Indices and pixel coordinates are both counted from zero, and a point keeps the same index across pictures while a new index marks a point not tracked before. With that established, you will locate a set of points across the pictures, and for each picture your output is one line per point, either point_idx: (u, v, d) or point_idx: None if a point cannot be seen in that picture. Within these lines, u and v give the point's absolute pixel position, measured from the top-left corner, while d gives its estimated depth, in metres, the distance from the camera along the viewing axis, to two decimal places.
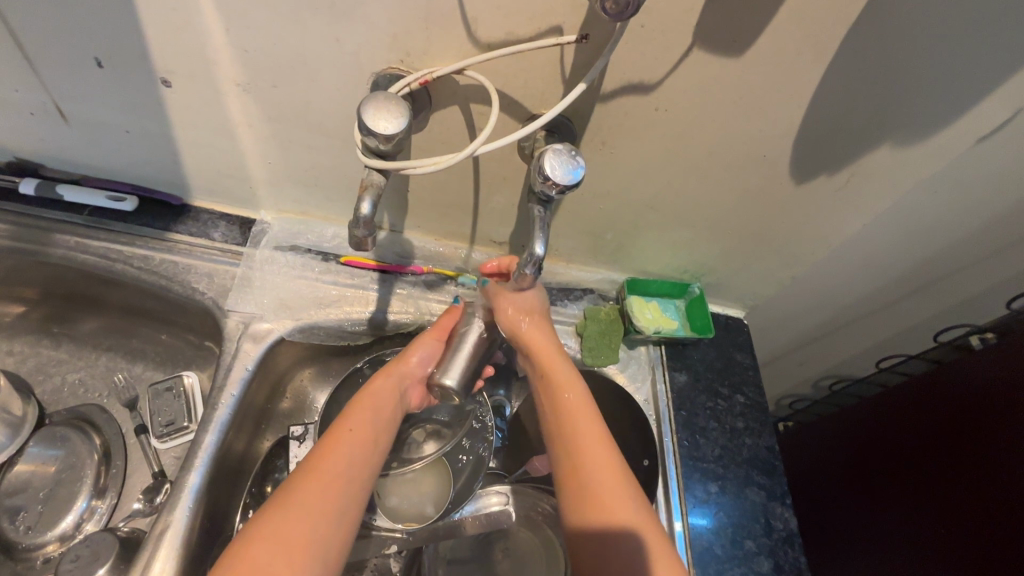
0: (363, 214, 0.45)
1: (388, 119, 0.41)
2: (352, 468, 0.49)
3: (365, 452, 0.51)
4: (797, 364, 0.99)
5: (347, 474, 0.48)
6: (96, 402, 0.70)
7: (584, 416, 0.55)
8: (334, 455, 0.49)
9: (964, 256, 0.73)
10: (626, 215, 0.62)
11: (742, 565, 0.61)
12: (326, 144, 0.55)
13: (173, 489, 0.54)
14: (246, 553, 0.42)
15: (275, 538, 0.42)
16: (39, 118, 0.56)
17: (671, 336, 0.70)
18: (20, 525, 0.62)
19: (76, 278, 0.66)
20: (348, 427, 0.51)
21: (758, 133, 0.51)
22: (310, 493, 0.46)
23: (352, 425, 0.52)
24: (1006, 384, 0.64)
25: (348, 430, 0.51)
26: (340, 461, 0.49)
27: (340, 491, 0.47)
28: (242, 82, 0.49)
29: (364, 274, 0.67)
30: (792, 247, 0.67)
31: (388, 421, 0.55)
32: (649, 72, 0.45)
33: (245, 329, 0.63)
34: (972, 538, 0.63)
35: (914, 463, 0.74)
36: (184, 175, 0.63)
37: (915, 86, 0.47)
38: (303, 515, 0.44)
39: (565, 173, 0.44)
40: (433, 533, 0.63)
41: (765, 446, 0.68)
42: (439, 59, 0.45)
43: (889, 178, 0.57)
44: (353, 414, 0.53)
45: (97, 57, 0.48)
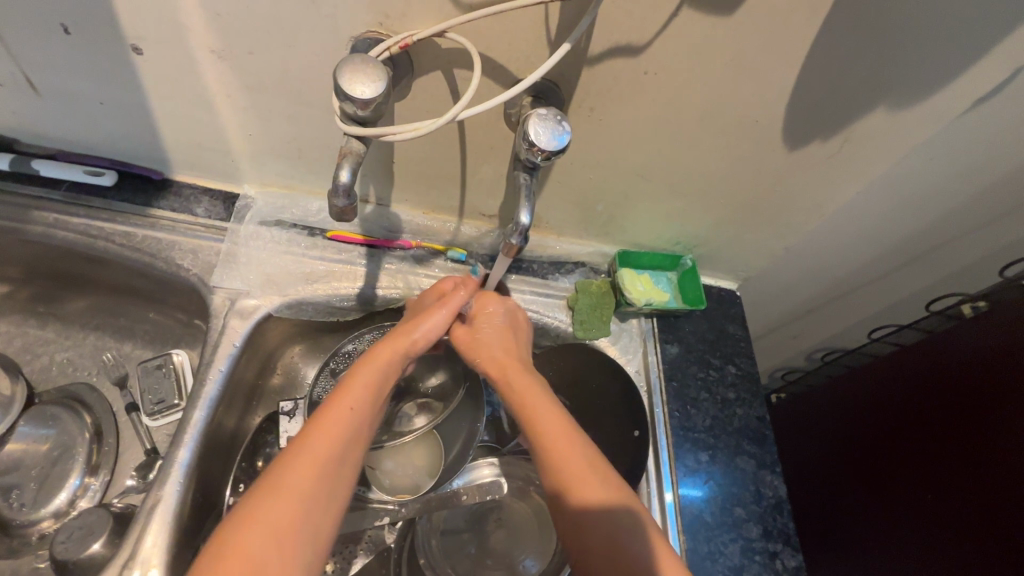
0: (342, 181, 0.43)
1: (365, 83, 0.40)
2: (343, 446, 0.45)
3: (367, 418, 0.48)
4: (791, 337, 0.99)
5: (341, 456, 0.44)
6: (86, 381, 0.70)
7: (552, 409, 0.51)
8: (339, 426, 0.45)
9: (959, 225, 0.72)
10: (616, 186, 0.61)
11: (731, 531, 0.61)
12: (307, 114, 0.54)
13: (163, 465, 0.54)
14: (239, 541, 0.38)
15: (262, 532, 0.39)
16: (9, 89, 0.54)
17: (663, 308, 0.70)
18: (14, 502, 0.62)
19: (59, 257, 0.65)
20: (349, 407, 0.47)
21: (751, 97, 0.50)
22: (301, 477, 0.42)
23: (353, 402, 0.47)
24: (997, 352, 0.64)
25: (348, 411, 0.46)
26: (336, 442, 0.44)
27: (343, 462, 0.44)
28: (216, 49, 0.47)
29: (352, 249, 0.67)
30: (785, 217, 0.67)
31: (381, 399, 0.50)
32: (637, 32, 0.44)
33: (231, 306, 0.62)
34: (958, 503, 0.64)
35: (904, 431, 0.74)
36: (163, 149, 0.61)
37: (914, 44, 0.46)
38: (293, 502, 0.40)
39: (550, 139, 0.43)
40: (426, 505, 0.61)
41: (755, 415, 0.68)
42: (419, 22, 0.44)
43: (884, 142, 0.56)
44: (355, 390, 0.48)
45: (63, 23, 0.46)
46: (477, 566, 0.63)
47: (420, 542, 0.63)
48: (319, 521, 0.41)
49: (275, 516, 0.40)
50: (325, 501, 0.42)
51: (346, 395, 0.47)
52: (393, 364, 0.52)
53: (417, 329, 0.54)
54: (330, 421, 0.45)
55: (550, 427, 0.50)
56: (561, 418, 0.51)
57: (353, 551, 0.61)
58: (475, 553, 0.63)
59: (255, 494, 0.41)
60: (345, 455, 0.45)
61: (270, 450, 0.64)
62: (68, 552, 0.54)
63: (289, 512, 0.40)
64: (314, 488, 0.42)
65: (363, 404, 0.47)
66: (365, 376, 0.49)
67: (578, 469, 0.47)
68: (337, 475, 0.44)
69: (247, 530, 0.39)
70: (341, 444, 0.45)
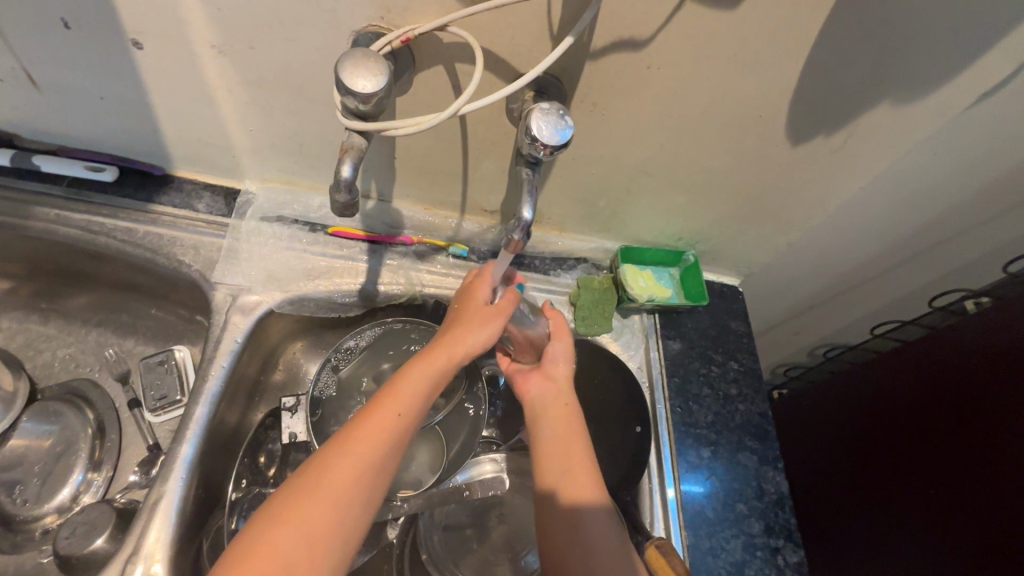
0: (344, 177, 0.43)
1: (367, 77, 0.40)
2: (383, 455, 0.45)
3: (410, 428, 0.47)
4: (793, 333, 0.99)
5: (379, 463, 0.45)
6: (88, 376, 0.70)
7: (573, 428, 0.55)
8: (383, 434, 0.45)
9: (963, 220, 0.72)
10: (619, 181, 0.61)
11: (733, 527, 0.61)
12: (309, 109, 0.53)
13: (166, 460, 0.54)
14: (272, 539, 0.40)
15: (295, 533, 0.40)
16: (8, 84, 0.53)
17: (665, 304, 0.69)
18: (17, 498, 0.62)
19: (61, 252, 0.65)
20: (394, 414, 0.46)
21: (755, 91, 0.49)
22: (337, 482, 0.42)
23: (402, 409, 0.47)
24: (1001, 349, 0.64)
25: (392, 419, 0.46)
26: (378, 450, 0.45)
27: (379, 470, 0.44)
28: (217, 43, 0.47)
29: (354, 245, 0.66)
30: (788, 212, 0.66)
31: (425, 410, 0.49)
32: (640, 25, 0.43)
33: (233, 302, 0.62)
34: (960, 500, 0.64)
35: (906, 428, 0.74)
36: (163, 145, 0.61)
37: (920, 37, 0.46)
38: (328, 507, 0.42)
39: (553, 134, 0.43)
40: (428, 500, 0.61)
41: (758, 411, 0.68)
42: (420, 16, 0.43)
43: (888, 137, 0.56)
44: (402, 400, 0.47)
45: (63, 18, 0.46)
46: (479, 561, 0.63)
47: (423, 538, 0.63)
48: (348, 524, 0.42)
49: (310, 518, 0.41)
50: (360, 505, 0.43)
51: (393, 401, 0.47)
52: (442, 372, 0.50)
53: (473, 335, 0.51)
54: (375, 427, 0.45)
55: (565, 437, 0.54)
56: (574, 433, 0.55)
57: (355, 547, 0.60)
58: (477, 549, 0.63)
59: (294, 495, 0.42)
60: (385, 463, 0.45)
61: (272, 446, 0.64)
62: (72, 547, 0.54)
63: (324, 518, 0.41)
64: (351, 493, 0.43)
65: (408, 412, 0.47)
66: (413, 383, 0.48)
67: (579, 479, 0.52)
68: (372, 482, 0.44)
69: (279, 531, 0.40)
70: (382, 452, 0.45)
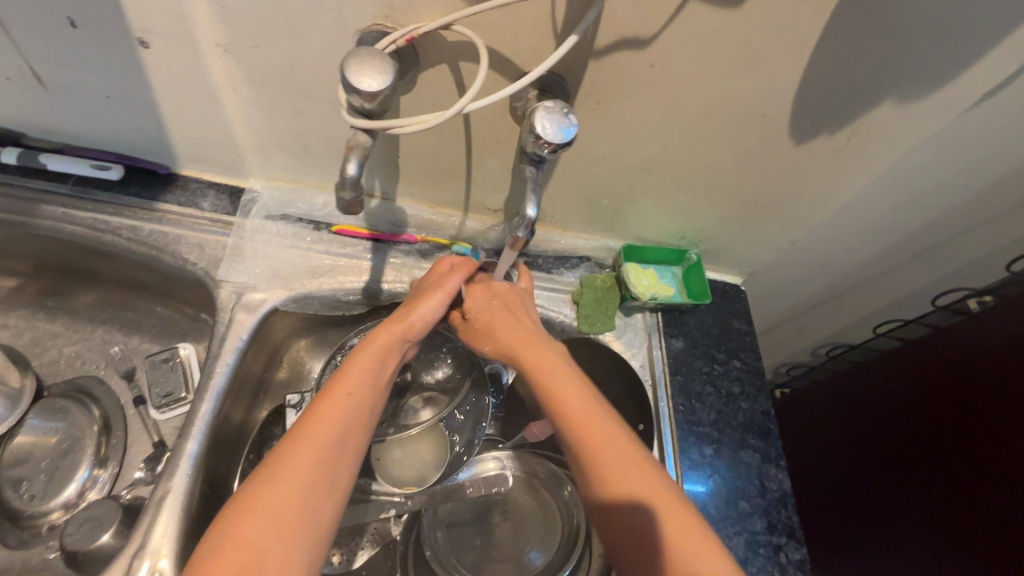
0: (349, 175, 0.43)
1: (372, 76, 0.40)
2: (342, 432, 0.45)
3: (369, 405, 0.48)
4: (796, 332, 0.99)
5: (341, 442, 0.45)
6: (94, 373, 0.70)
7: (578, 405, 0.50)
8: (338, 412, 0.46)
9: (967, 219, 0.71)
10: (622, 180, 0.61)
11: (736, 525, 0.62)
12: (314, 108, 0.54)
13: (171, 456, 0.54)
14: (241, 525, 0.39)
15: (265, 513, 0.40)
16: (16, 83, 0.54)
17: (668, 303, 0.70)
18: (23, 494, 0.63)
19: (67, 251, 0.65)
20: (347, 391, 0.47)
21: (757, 90, 0.49)
22: (299, 461, 0.42)
23: (351, 387, 0.48)
24: (1003, 347, 0.64)
25: (346, 398, 0.47)
26: (336, 428, 0.45)
27: (343, 449, 0.45)
28: (222, 42, 0.47)
29: (357, 244, 0.67)
30: (791, 211, 0.66)
31: (382, 387, 0.50)
32: (644, 24, 0.43)
33: (238, 300, 0.62)
34: (963, 499, 0.64)
35: (910, 428, 0.74)
36: (168, 143, 0.61)
37: (924, 36, 0.46)
38: (293, 485, 0.41)
39: (557, 132, 0.43)
40: (432, 497, 0.64)
41: (760, 410, 0.68)
42: (425, 15, 0.44)
43: (891, 136, 0.56)
44: (353, 379, 0.48)
45: (70, 17, 0.46)
46: (482, 558, 0.63)
47: (427, 536, 0.63)
48: (320, 504, 0.42)
49: (275, 499, 0.40)
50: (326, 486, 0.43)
51: (345, 381, 0.48)
52: (389, 350, 0.52)
53: (415, 313, 0.54)
54: (330, 406, 0.46)
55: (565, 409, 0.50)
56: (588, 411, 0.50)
57: (359, 543, 0.61)
58: (480, 546, 0.64)
59: (256, 481, 0.41)
60: (343, 442, 0.45)
61: (276, 442, 0.65)
62: (78, 543, 0.54)
63: (290, 499, 0.41)
64: (311, 473, 0.42)
65: (360, 390, 0.48)
66: (363, 363, 0.49)
67: (597, 453, 0.47)
68: (336, 460, 0.44)
69: (249, 516, 0.40)
70: (342, 429, 0.45)
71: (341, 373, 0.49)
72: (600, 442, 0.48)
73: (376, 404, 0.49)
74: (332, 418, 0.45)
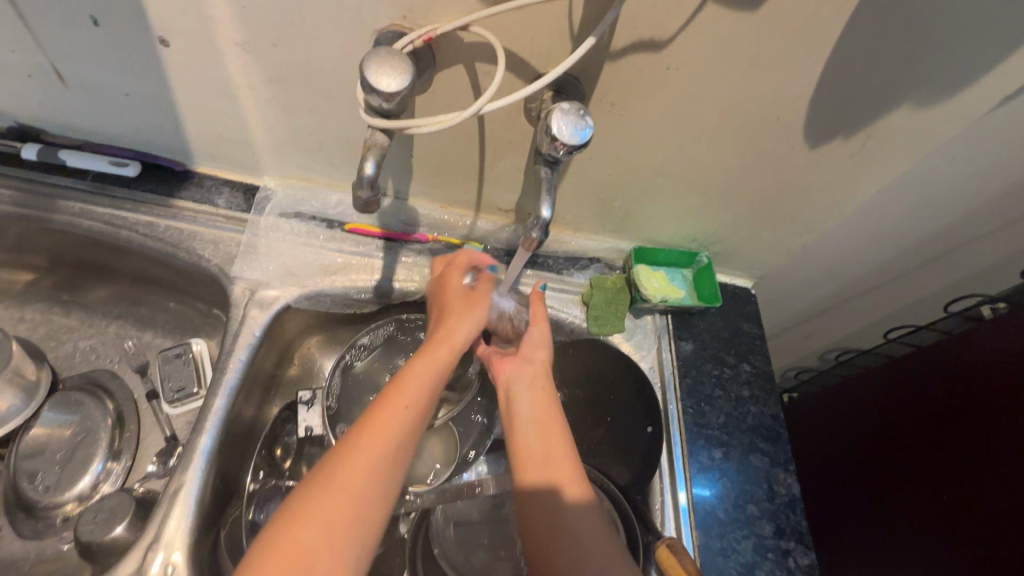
0: (366, 174, 0.44)
1: (391, 76, 0.40)
2: (395, 447, 0.45)
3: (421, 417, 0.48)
4: (805, 335, 0.99)
5: (394, 455, 0.45)
6: (108, 367, 0.71)
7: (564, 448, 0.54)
8: (394, 425, 0.46)
9: (981, 225, 0.71)
10: (634, 182, 0.61)
11: (744, 528, 0.61)
12: (329, 106, 0.54)
13: (185, 451, 0.55)
14: (296, 532, 0.40)
15: (322, 522, 0.41)
16: (37, 79, 0.55)
17: (678, 305, 0.70)
18: (39, 485, 0.63)
19: (84, 246, 0.66)
20: (404, 401, 0.47)
21: (773, 93, 0.49)
22: (357, 471, 0.43)
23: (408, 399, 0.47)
24: (1015, 354, 0.63)
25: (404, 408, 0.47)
26: (391, 438, 0.45)
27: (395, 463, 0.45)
28: (242, 41, 0.48)
29: (370, 242, 0.67)
30: (804, 214, 0.66)
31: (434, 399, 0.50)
32: (661, 26, 0.44)
33: (251, 296, 0.63)
34: (971, 507, 0.64)
35: (918, 434, 0.74)
36: (185, 141, 0.62)
37: (942, 40, 0.45)
38: (349, 496, 0.42)
39: (573, 134, 0.43)
40: (442, 496, 0.62)
41: (770, 414, 0.68)
42: (442, 15, 0.44)
43: (907, 141, 0.55)
44: (411, 388, 0.48)
45: (93, 15, 0.46)
46: (490, 557, 0.62)
47: (435, 535, 0.62)
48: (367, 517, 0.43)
49: (331, 509, 0.41)
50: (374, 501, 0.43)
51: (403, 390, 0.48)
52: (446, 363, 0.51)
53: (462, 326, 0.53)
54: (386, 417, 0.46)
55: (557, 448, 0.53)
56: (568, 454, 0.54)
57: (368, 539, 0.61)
58: (489, 544, 0.63)
59: (316, 486, 0.42)
60: (396, 454, 0.45)
61: (288, 439, 0.65)
62: (92, 534, 0.55)
63: (344, 509, 0.42)
64: (366, 485, 0.43)
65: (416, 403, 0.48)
66: (420, 375, 0.49)
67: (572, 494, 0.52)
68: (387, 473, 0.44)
69: (303, 523, 0.40)
70: (396, 441, 0.45)
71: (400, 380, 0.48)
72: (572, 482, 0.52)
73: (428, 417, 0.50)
74: (389, 429, 0.45)
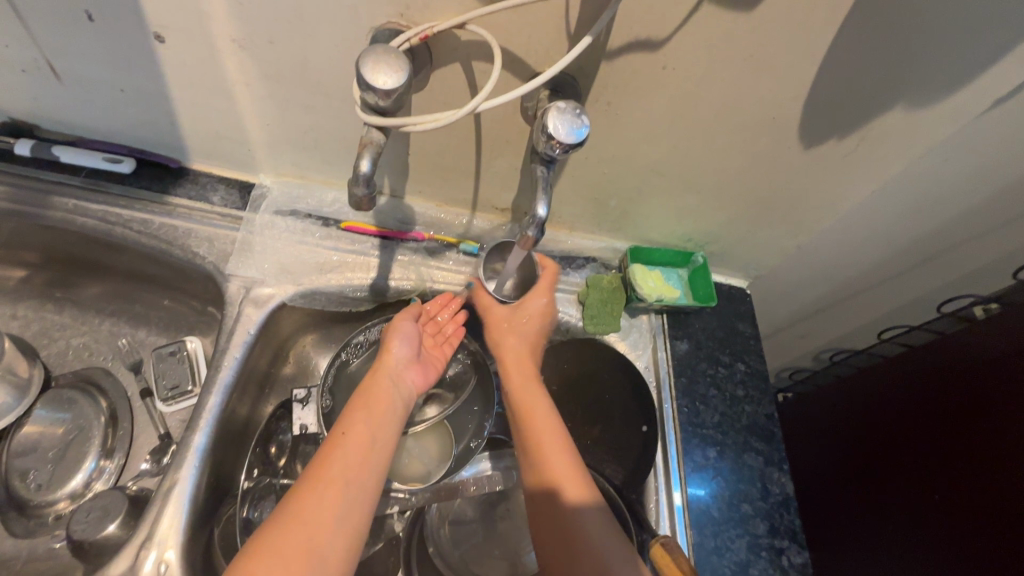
0: (362, 171, 0.44)
1: (388, 73, 0.40)
2: (345, 469, 0.47)
3: (369, 437, 0.51)
4: (799, 335, 0.99)
5: (346, 477, 0.47)
6: (101, 365, 0.71)
7: (542, 428, 0.55)
8: (339, 450, 0.49)
9: (974, 226, 0.71)
10: (630, 181, 0.61)
11: (738, 527, 0.62)
12: (325, 104, 0.54)
13: (179, 449, 0.54)
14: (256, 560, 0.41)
15: (280, 545, 0.42)
16: (31, 75, 0.54)
17: (673, 304, 0.70)
18: (30, 483, 0.63)
19: (77, 242, 0.66)
20: (343, 428, 0.51)
21: (768, 93, 0.50)
22: (304, 494, 0.45)
23: (346, 426, 0.51)
24: (1009, 353, 0.64)
25: (342, 434, 0.50)
26: (338, 461, 0.48)
27: (349, 482, 0.47)
28: (238, 38, 0.48)
29: (365, 240, 0.67)
30: (799, 215, 0.66)
31: (381, 419, 0.53)
32: (657, 26, 0.44)
33: (246, 294, 0.62)
34: (965, 506, 0.65)
35: (913, 433, 0.74)
36: (181, 138, 0.62)
37: (936, 41, 0.46)
38: (301, 518, 0.43)
39: (569, 132, 0.43)
40: (437, 495, 0.62)
41: (764, 413, 0.68)
42: (439, 14, 0.44)
43: (900, 142, 0.56)
44: (349, 418, 0.52)
45: (87, 10, 0.46)
46: (484, 554, 0.63)
47: (430, 533, 0.62)
48: (329, 538, 0.44)
49: (288, 542, 0.42)
50: (334, 527, 0.44)
51: (344, 421, 0.52)
52: (381, 388, 0.56)
53: (391, 353, 0.59)
54: (328, 445, 0.49)
55: (538, 446, 0.54)
56: (553, 436, 0.55)
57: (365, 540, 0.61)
58: (483, 542, 0.64)
59: (271, 518, 0.44)
60: (348, 473, 0.47)
61: (283, 437, 0.65)
62: (84, 533, 0.55)
63: (298, 532, 0.43)
64: (317, 505, 0.44)
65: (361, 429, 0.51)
66: (358, 405, 0.53)
67: (558, 475, 0.52)
68: (341, 495, 0.46)
69: (263, 551, 0.41)
70: (346, 463, 0.48)
71: (340, 416, 0.53)
72: (559, 468, 0.52)
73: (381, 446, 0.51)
74: (333, 454, 0.48)
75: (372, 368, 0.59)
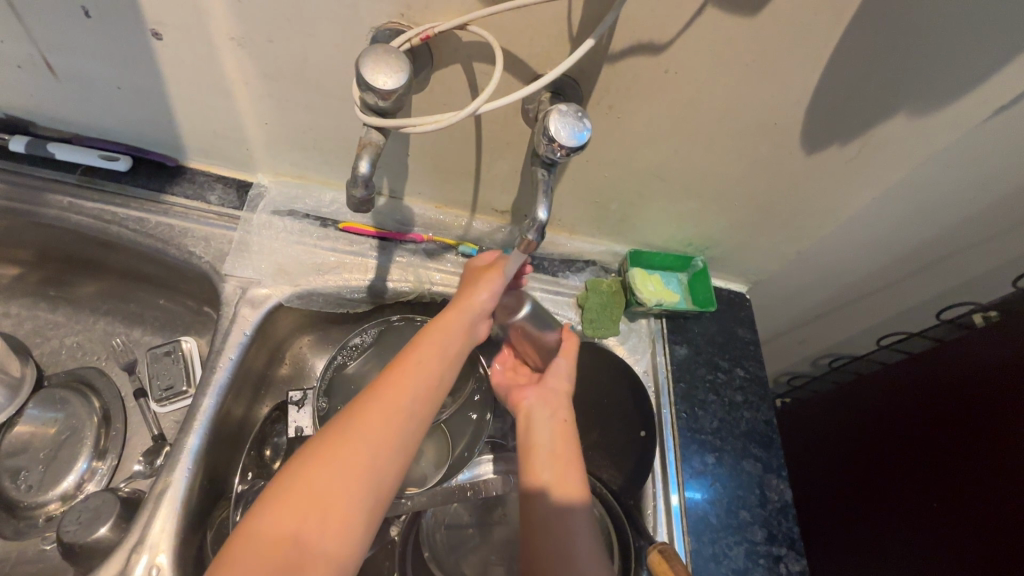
0: (361, 172, 0.43)
1: (388, 74, 0.40)
2: (396, 423, 0.45)
3: (429, 389, 0.48)
4: (798, 341, 0.99)
5: (395, 431, 0.45)
6: (95, 365, 0.70)
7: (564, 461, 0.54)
8: (399, 396, 0.46)
9: (974, 234, 0.71)
10: (631, 184, 0.61)
11: (736, 534, 0.61)
12: (325, 104, 0.53)
13: (173, 451, 0.54)
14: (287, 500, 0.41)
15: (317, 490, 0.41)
16: (27, 71, 0.54)
17: (673, 309, 0.70)
18: (21, 484, 0.62)
19: (71, 240, 0.65)
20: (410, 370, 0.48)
21: (771, 98, 0.49)
22: (357, 439, 0.44)
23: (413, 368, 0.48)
24: (1007, 361, 0.64)
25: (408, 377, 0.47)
26: (395, 411, 0.46)
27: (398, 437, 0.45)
28: (236, 36, 0.47)
29: (364, 241, 0.67)
30: (800, 221, 0.66)
31: (444, 372, 0.50)
32: (660, 30, 0.43)
33: (242, 294, 0.62)
34: (961, 518, 0.64)
35: (911, 439, 0.74)
36: (178, 136, 0.61)
37: (940, 48, 0.45)
38: (344, 465, 0.42)
39: (570, 135, 0.43)
40: (432, 499, 0.60)
41: (763, 419, 0.68)
42: (441, 15, 0.43)
43: (902, 149, 0.56)
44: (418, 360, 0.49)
45: (84, 6, 0.46)
46: (481, 559, 0.62)
47: (427, 536, 0.62)
48: (365, 489, 0.43)
49: (325, 486, 0.42)
50: (373, 480, 0.43)
51: (412, 357, 0.49)
52: (454, 335, 0.51)
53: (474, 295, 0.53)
54: (389, 386, 0.47)
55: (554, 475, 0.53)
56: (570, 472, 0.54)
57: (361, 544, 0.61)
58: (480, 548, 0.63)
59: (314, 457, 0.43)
60: (400, 426, 0.45)
61: (278, 439, 0.65)
62: (74, 535, 0.54)
63: (339, 481, 0.42)
64: (364, 455, 0.43)
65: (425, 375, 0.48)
66: (430, 346, 0.50)
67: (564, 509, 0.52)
68: (389, 447, 0.45)
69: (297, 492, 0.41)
70: (400, 416, 0.46)
71: (410, 351, 0.49)
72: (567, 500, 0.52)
73: (435, 404, 0.49)
74: (392, 400, 0.46)
75: (453, 300, 0.53)
